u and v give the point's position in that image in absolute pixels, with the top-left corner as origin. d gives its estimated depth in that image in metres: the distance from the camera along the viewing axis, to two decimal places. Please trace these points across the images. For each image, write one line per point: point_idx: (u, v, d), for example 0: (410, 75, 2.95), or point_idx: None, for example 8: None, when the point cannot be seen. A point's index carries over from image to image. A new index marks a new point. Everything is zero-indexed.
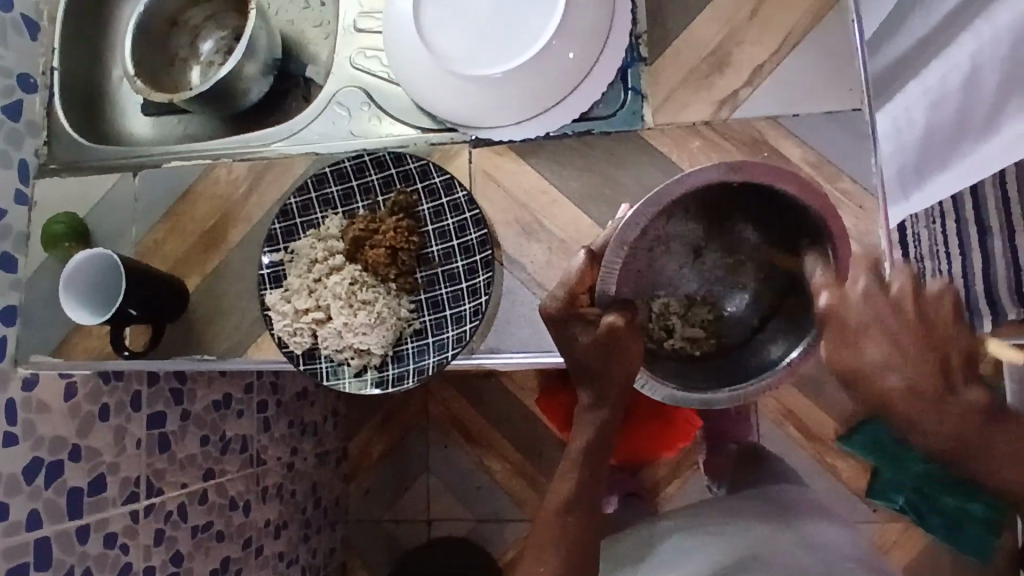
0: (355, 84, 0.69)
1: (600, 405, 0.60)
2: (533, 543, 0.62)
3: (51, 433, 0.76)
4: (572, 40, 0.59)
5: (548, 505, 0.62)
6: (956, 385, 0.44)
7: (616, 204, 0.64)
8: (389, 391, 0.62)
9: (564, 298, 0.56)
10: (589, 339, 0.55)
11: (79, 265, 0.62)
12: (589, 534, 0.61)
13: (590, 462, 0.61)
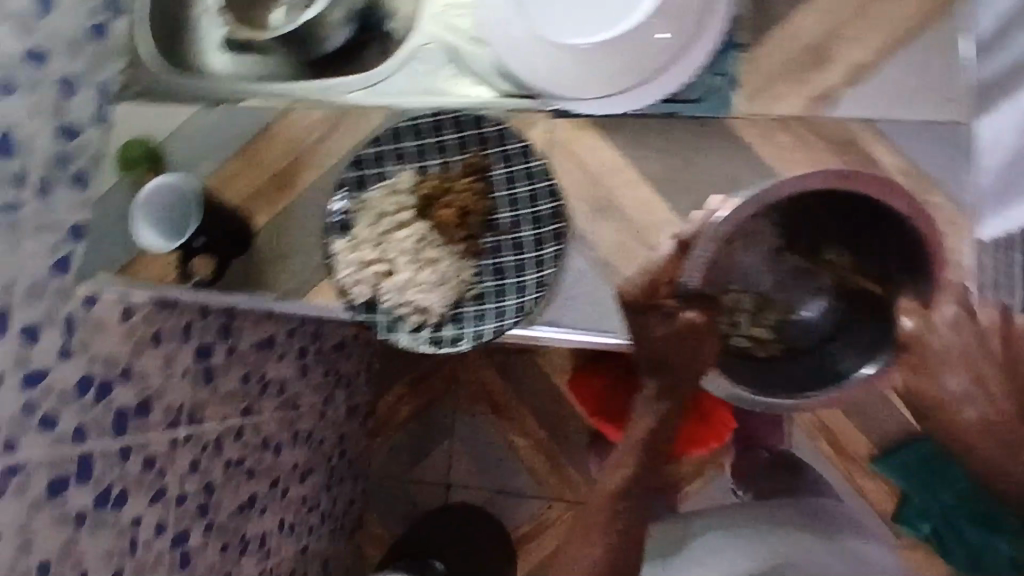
0: (438, 40, 0.68)
1: (662, 398, 0.69)
2: (587, 518, 0.75)
3: (104, 352, 0.77)
4: (666, 19, 0.57)
5: (604, 485, 0.74)
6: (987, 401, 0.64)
7: (697, 192, 0.61)
8: (444, 350, 0.65)
9: (644, 288, 0.60)
10: (664, 330, 0.60)
11: (157, 189, 0.65)
12: (636, 512, 0.73)
13: (645, 450, 0.72)
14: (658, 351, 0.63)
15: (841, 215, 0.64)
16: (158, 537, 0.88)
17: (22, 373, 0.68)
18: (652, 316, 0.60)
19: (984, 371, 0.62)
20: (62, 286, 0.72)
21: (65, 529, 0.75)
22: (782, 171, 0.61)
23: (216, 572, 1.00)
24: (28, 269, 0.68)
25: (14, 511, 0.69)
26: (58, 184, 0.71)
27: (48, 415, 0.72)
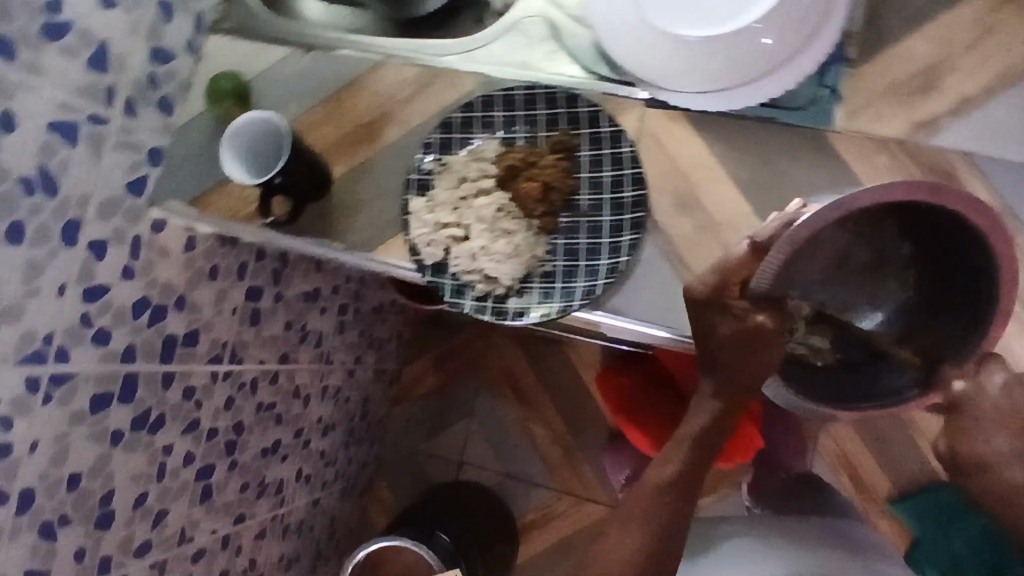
0: (540, 14, 0.68)
1: (717, 397, 0.71)
2: (625, 512, 0.75)
3: (164, 278, 0.77)
4: (781, 25, 0.57)
5: (650, 480, 0.75)
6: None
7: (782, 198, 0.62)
8: (507, 322, 0.65)
9: (713, 286, 0.59)
10: (729, 331, 0.60)
11: (248, 123, 0.65)
12: (681, 512, 0.74)
13: (695, 449, 0.74)
14: (718, 352, 0.62)
15: (909, 219, 0.63)
16: (185, 467, 0.89)
17: (84, 285, 0.68)
18: (718, 316, 0.60)
19: None
20: (134, 207, 0.72)
21: (101, 445, 0.75)
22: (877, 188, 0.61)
23: (232, 510, 1.01)
24: (105, 184, 0.68)
25: (59, 420, 0.69)
26: (143, 106, 0.71)
27: (103, 330, 0.71)
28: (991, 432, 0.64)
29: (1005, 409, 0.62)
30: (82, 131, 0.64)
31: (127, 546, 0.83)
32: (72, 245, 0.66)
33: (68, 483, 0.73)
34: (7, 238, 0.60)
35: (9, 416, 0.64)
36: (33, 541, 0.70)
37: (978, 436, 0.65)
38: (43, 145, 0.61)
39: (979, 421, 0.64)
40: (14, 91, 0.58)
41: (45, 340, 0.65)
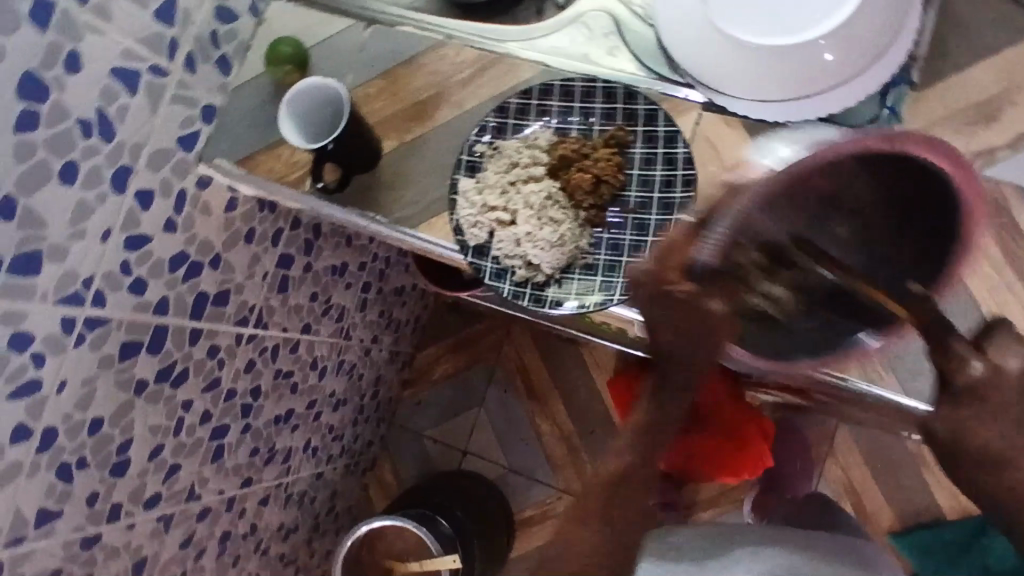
0: (606, 9, 0.68)
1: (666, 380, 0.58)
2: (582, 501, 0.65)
3: (203, 235, 0.77)
4: (845, 42, 0.58)
5: (602, 471, 0.63)
6: None
7: None
8: (543, 310, 0.65)
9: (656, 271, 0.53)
10: (682, 317, 0.53)
11: (305, 89, 0.66)
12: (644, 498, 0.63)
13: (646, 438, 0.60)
14: (676, 330, 0.54)
15: (871, 158, 0.54)
16: (201, 425, 0.90)
17: (127, 233, 0.68)
18: (669, 309, 0.53)
19: None
20: (183, 161, 0.72)
21: (125, 394, 0.76)
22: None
23: (240, 473, 1.02)
24: (158, 136, 0.69)
25: (88, 363, 0.70)
26: (202, 62, 0.71)
27: (139, 280, 0.72)
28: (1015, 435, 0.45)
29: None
30: (143, 81, 0.65)
31: (137, 496, 0.83)
32: (121, 192, 0.66)
33: (90, 427, 0.73)
34: (61, 177, 0.61)
35: (43, 353, 0.65)
36: (51, 480, 0.71)
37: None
38: (105, 90, 0.62)
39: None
40: (83, 34, 0.59)
41: (85, 283, 0.66)
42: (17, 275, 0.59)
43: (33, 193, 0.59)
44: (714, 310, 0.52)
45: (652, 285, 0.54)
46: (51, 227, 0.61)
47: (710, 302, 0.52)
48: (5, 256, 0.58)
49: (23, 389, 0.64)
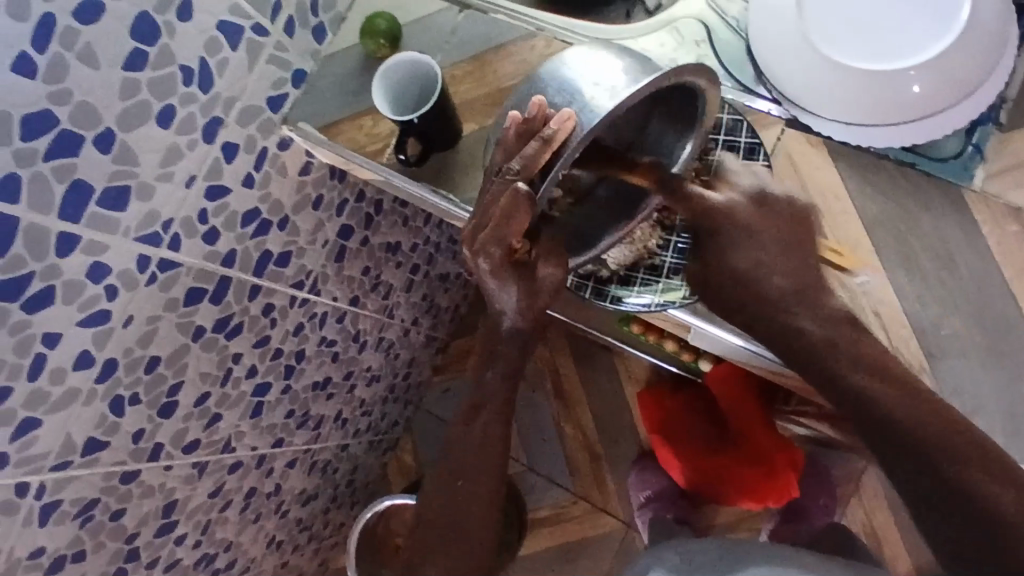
0: (698, 18, 0.71)
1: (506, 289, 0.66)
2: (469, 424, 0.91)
3: (276, 196, 0.80)
4: (938, 74, 0.61)
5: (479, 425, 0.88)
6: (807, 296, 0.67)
7: (907, 240, 0.69)
8: (603, 302, 0.69)
9: (491, 234, 0.60)
10: (501, 256, 0.62)
11: (396, 64, 0.70)
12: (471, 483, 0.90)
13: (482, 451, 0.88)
14: (509, 263, 0.64)
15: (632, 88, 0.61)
16: (247, 379, 0.92)
17: (209, 183, 0.71)
18: (494, 249, 0.62)
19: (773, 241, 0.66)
20: (269, 121, 0.74)
21: (184, 338, 0.78)
22: (992, 242, 0.69)
23: (274, 432, 1.04)
24: (250, 92, 0.71)
25: (154, 302, 0.72)
26: (301, 28, 0.74)
27: (213, 230, 0.74)
28: (809, 314, 0.67)
29: (785, 238, 0.66)
30: (245, 37, 0.68)
31: (178, 439, 0.86)
32: (210, 141, 0.69)
33: (147, 365, 0.76)
34: (158, 119, 0.63)
35: (116, 286, 0.67)
36: (104, 410, 0.73)
37: (841, 358, 0.66)
38: (210, 41, 0.65)
39: (835, 342, 0.66)
40: None
41: (165, 224, 0.69)
42: (103, 208, 0.62)
43: (130, 131, 0.61)
44: (546, 275, 0.65)
45: (491, 257, 0.62)
46: (142, 166, 0.63)
47: (538, 266, 0.65)
48: (96, 188, 0.61)
49: (92, 319, 0.66)
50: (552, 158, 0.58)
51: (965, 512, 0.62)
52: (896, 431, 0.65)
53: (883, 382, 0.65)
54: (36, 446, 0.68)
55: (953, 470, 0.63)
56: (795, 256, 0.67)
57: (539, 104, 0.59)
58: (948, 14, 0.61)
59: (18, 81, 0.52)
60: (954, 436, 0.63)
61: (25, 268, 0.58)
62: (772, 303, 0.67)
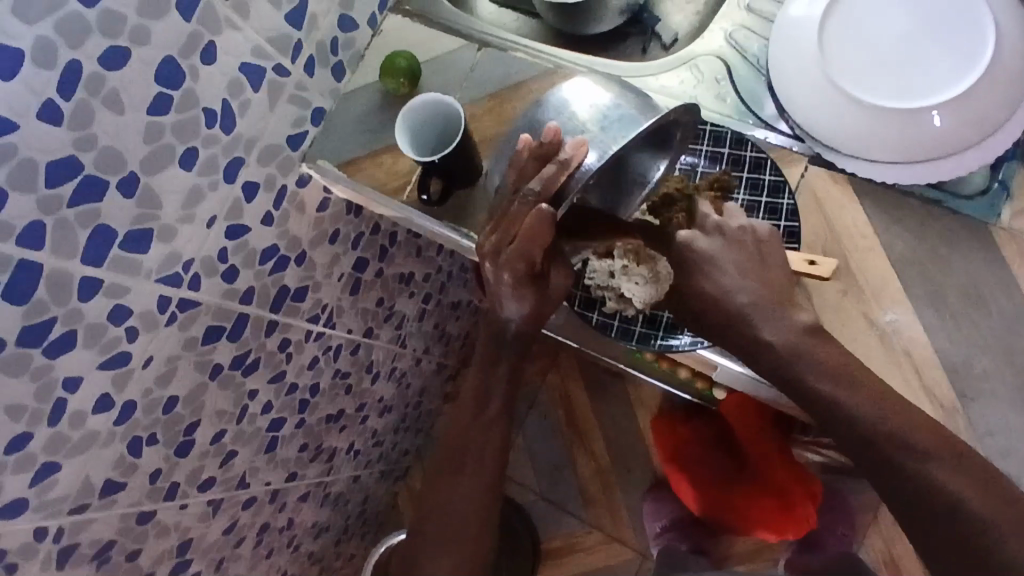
0: (718, 55, 0.74)
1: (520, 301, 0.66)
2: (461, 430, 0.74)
3: (295, 233, 0.80)
4: (958, 112, 0.63)
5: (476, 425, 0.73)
6: (782, 311, 0.62)
7: (933, 279, 0.66)
8: (629, 342, 0.70)
9: (517, 251, 0.61)
10: (516, 272, 0.63)
11: (417, 107, 0.72)
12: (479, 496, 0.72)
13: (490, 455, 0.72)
14: (524, 276, 0.64)
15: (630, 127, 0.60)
16: (262, 415, 0.91)
17: (230, 222, 0.71)
18: (517, 263, 0.62)
19: (740, 261, 0.64)
20: (288, 159, 0.74)
21: (201, 376, 0.78)
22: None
23: (287, 467, 1.03)
24: (271, 131, 0.71)
25: (173, 342, 0.71)
26: (321, 67, 0.74)
27: (233, 269, 0.74)
28: (771, 326, 0.62)
29: (748, 257, 0.64)
30: (266, 78, 0.68)
31: (194, 478, 0.85)
32: (231, 182, 0.69)
33: (165, 405, 0.75)
34: (181, 161, 0.63)
35: (137, 327, 0.66)
36: (122, 451, 0.73)
37: (805, 363, 0.60)
38: (233, 83, 0.65)
39: (804, 354, 0.60)
40: (222, 29, 0.62)
41: (185, 265, 0.68)
42: (127, 250, 0.62)
43: (153, 175, 0.61)
44: (557, 283, 0.66)
45: (516, 270, 0.62)
46: (164, 208, 0.63)
47: (550, 274, 0.66)
48: (120, 231, 0.60)
49: (113, 361, 0.66)
50: (567, 182, 0.58)
51: (951, 527, 0.54)
52: (865, 438, 0.58)
53: (847, 387, 0.59)
54: (55, 490, 0.67)
55: (930, 475, 0.56)
56: (758, 272, 0.64)
57: (553, 128, 0.59)
58: (971, 56, 0.64)
59: (45, 128, 0.52)
60: (924, 439, 0.57)
61: (48, 314, 0.58)
62: (736, 316, 0.63)
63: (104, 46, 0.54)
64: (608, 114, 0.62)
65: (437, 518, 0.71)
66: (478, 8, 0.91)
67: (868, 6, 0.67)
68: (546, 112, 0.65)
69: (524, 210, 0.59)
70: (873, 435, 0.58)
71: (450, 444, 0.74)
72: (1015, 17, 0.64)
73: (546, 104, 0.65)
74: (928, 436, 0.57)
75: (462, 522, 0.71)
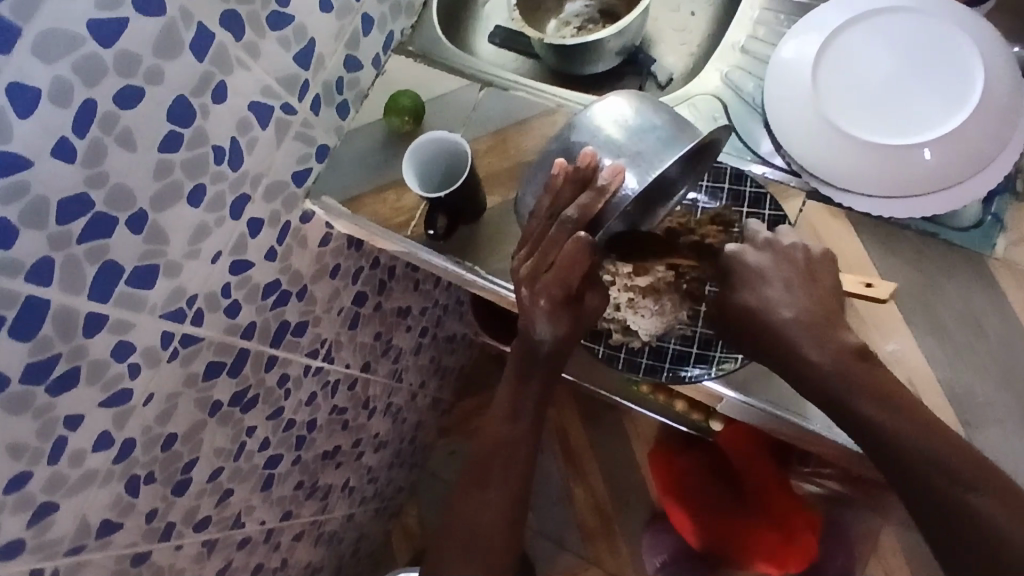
0: (713, 95, 0.77)
1: (555, 319, 0.65)
2: (480, 447, 0.70)
3: (297, 268, 0.80)
4: (948, 149, 0.65)
5: (501, 440, 0.68)
6: (838, 329, 0.62)
7: (933, 309, 0.67)
8: (635, 373, 0.69)
9: (559, 275, 0.62)
10: (551, 299, 0.64)
11: (427, 143, 0.74)
12: (507, 520, 0.67)
13: (517, 476, 0.68)
14: (558, 296, 0.63)
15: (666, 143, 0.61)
16: (259, 452, 0.90)
17: (234, 258, 0.71)
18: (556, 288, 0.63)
19: (790, 275, 0.63)
20: (293, 195, 0.75)
21: (201, 413, 0.77)
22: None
23: (283, 505, 1.01)
24: (277, 167, 0.72)
25: (175, 378, 0.71)
26: (326, 106, 0.76)
27: (235, 304, 0.74)
28: (815, 344, 0.61)
29: (796, 272, 0.63)
30: (274, 116, 0.69)
31: (190, 517, 0.83)
32: (237, 218, 0.69)
33: (164, 442, 0.74)
34: (189, 198, 0.64)
35: (139, 364, 0.66)
36: (119, 491, 0.71)
37: (848, 386, 0.59)
38: (242, 121, 0.66)
39: (847, 374, 0.59)
40: (233, 69, 0.63)
41: (189, 300, 0.68)
42: (131, 287, 0.62)
43: (162, 212, 0.62)
44: (592, 305, 0.66)
45: (553, 296, 0.63)
46: (171, 244, 0.63)
47: (585, 296, 0.66)
48: (126, 267, 0.60)
49: (115, 398, 0.65)
50: (604, 209, 0.60)
51: (974, 550, 0.52)
52: (902, 462, 0.56)
53: (885, 406, 0.58)
54: (52, 531, 0.65)
55: (969, 504, 0.53)
56: (803, 286, 0.63)
57: (589, 154, 0.60)
58: (960, 97, 0.66)
59: (58, 165, 0.53)
60: (961, 462, 0.55)
61: (53, 350, 0.57)
62: (780, 330, 0.62)
63: (118, 85, 0.55)
64: (644, 134, 0.62)
65: (465, 532, 0.66)
66: (479, 50, 0.94)
67: (860, 48, 0.70)
68: (581, 135, 0.64)
69: (561, 238, 0.61)
70: (913, 459, 0.56)
71: (477, 457, 0.69)
72: (1002, 59, 0.67)
73: (578, 125, 0.64)
74: (960, 457, 0.55)
75: (493, 542, 0.66)
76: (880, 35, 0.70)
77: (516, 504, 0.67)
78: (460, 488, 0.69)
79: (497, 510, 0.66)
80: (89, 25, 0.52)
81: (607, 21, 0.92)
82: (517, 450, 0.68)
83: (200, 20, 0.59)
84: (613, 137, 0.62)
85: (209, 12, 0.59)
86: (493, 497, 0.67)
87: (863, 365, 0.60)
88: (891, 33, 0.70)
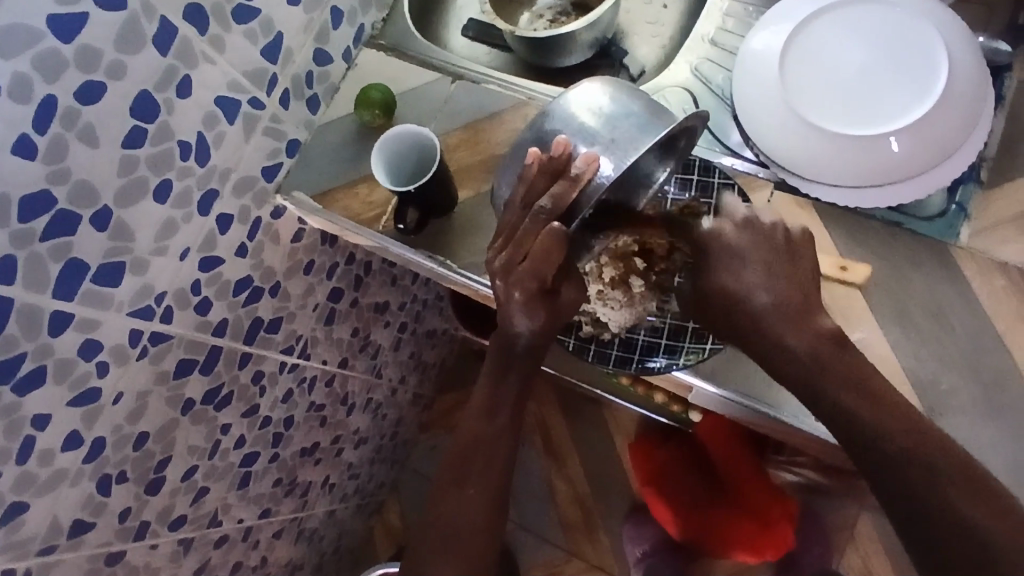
0: (683, 87, 0.78)
1: (533, 312, 0.65)
2: (457, 445, 0.69)
3: (269, 264, 0.79)
4: (913, 139, 0.66)
5: (477, 438, 0.68)
6: (816, 316, 0.62)
7: (900, 299, 0.68)
8: (606, 365, 0.70)
9: (535, 266, 0.61)
10: (526, 291, 0.64)
11: (399, 137, 0.73)
12: (485, 518, 0.67)
13: (495, 474, 0.68)
14: (531, 286, 0.63)
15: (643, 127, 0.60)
16: (234, 450, 0.89)
17: (204, 254, 0.70)
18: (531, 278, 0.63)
19: (768, 258, 0.63)
20: (263, 190, 0.75)
21: (173, 411, 0.76)
22: (988, 305, 0.67)
23: (261, 503, 1.00)
24: (247, 163, 0.72)
25: (145, 376, 0.70)
26: (296, 100, 0.75)
27: (206, 301, 0.73)
28: (794, 329, 0.61)
29: (775, 255, 0.63)
30: (241, 111, 0.68)
31: (165, 516, 0.83)
32: (205, 214, 0.69)
33: (136, 441, 0.73)
34: (155, 194, 0.63)
35: (107, 362, 0.65)
36: (90, 491, 0.70)
37: (824, 373, 0.60)
38: (208, 116, 0.65)
39: (824, 363, 0.60)
40: (198, 63, 0.62)
41: (158, 298, 0.67)
42: (98, 285, 0.61)
43: (126, 209, 0.61)
44: (567, 297, 0.65)
45: (526, 288, 0.63)
46: (137, 240, 0.63)
47: (560, 289, 0.65)
48: (92, 265, 0.60)
49: (83, 397, 0.64)
50: (579, 198, 0.60)
51: (959, 548, 0.54)
52: (883, 454, 0.57)
53: (864, 397, 0.59)
54: (22, 531, 0.65)
55: (945, 494, 0.55)
56: (783, 271, 0.62)
57: (563, 142, 0.60)
58: (925, 87, 0.67)
59: (18, 162, 0.52)
60: (939, 453, 0.56)
61: (17, 349, 0.56)
62: (757, 316, 0.62)
63: (79, 81, 0.54)
64: (618, 121, 0.61)
65: (443, 530, 0.66)
66: (452, 43, 0.93)
67: (827, 38, 0.70)
68: (553, 123, 0.63)
69: (536, 228, 0.61)
70: (893, 452, 0.57)
71: (456, 454, 0.69)
72: (966, 50, 0.68)
73: (552, 114, 0.63)
74: (946, 455, 0.56)
75: (472, 540, 0.66)
76: (846, 26, 0.71)
77: (495, 502, 0.68)
78: (438, 486, 0.69)
79: (474, 508, 0.66)
80: (47, 20, 0.51)
81: (579, 13, 0.92)
82: (494, 448, 0.68)
83: (163, 13, 0.58)
84: (588, 124, 0.61)
85: (171, 5, 0.59)
86: (470, 496, 0.67)
87: (837, 353, 0.60)
88: (862, 25, 0.70)
